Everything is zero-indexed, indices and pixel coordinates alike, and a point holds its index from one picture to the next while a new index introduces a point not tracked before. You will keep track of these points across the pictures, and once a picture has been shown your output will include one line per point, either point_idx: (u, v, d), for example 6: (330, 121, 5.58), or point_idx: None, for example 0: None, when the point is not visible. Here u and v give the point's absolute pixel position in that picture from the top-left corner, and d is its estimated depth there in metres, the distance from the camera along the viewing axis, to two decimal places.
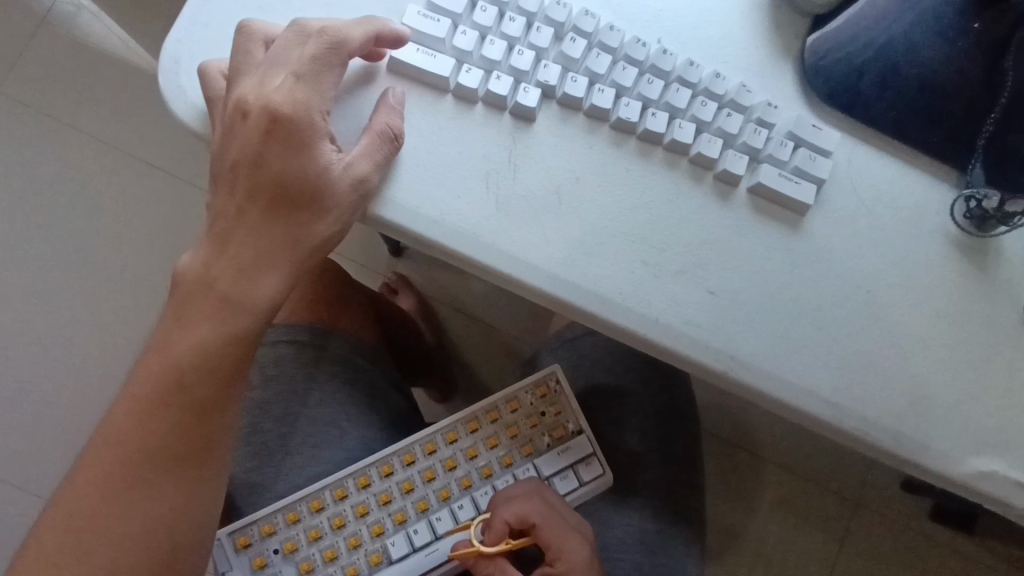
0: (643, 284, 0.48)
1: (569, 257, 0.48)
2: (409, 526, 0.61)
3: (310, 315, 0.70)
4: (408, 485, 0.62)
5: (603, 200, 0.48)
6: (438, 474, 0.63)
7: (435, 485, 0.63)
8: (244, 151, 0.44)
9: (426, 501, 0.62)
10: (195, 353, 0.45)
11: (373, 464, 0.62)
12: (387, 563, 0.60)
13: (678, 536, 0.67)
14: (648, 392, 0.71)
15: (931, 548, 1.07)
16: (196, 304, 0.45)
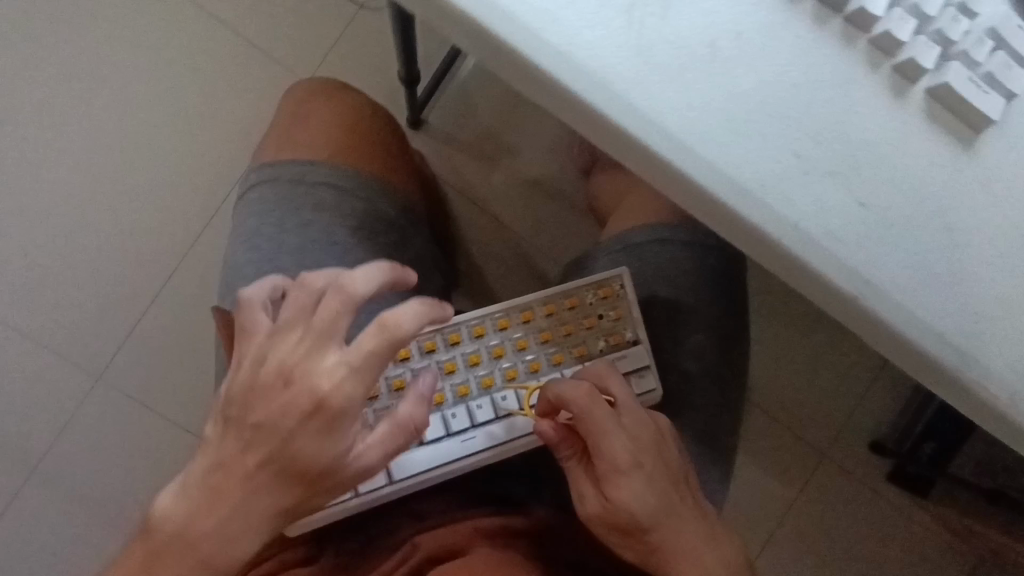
0: (784, 179, 0.40)
1: (711, 130, 0.40)
2: (447, 408, 0.58)
3: (357, 160, 0.61)
4: (450, 366, 0.58)
5: (762, 69, 0.40)
6: (482, 360, 0.59)
7: (478, 371, 0.59)
8: (277, 421, 0.44)
9: (467, 386, 0.58)
10: (221, 521, 0.45)
11: (416, 338, 0.58)
12: (419, 442, 0.57)
13: (711, 458, 0.64)
14: (708, 315, 0.66)
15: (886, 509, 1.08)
16: (224, 498, 0.45)
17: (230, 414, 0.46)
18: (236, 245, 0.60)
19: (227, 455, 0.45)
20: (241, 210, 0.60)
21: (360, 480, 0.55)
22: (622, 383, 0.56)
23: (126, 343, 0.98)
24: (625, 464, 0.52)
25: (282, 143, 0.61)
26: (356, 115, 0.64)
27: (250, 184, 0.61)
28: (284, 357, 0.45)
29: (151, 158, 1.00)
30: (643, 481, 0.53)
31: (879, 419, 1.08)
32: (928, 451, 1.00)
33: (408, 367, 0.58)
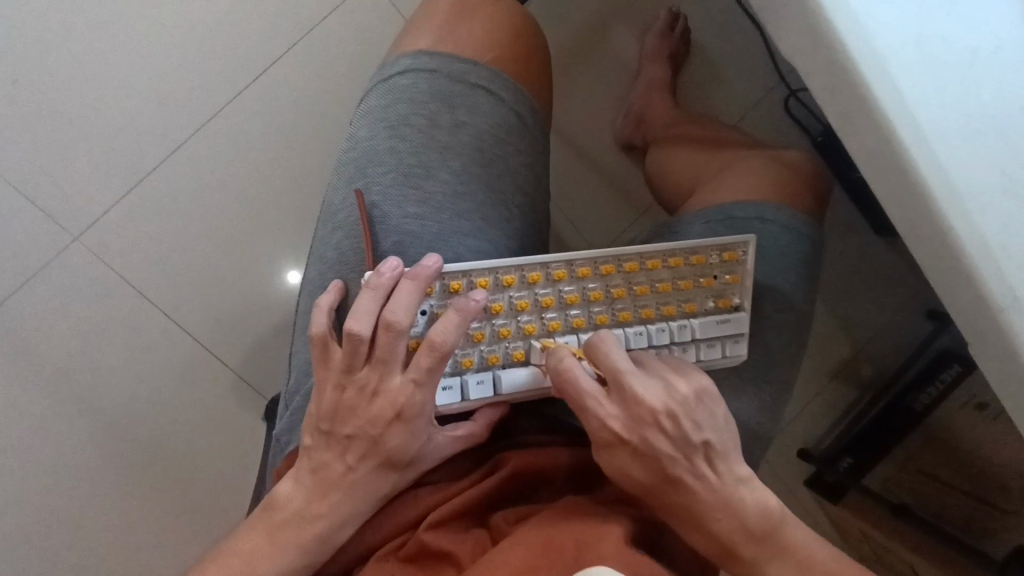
0: (992, 197, 0.44)
1: (949, 128, 0.42)
2: (560, 336, 0.57)
3: (518, 72, 0.59)
4: (573, 297, 0.57)
5: (1008, 86, 0.43)
6: (602, 298, 0.59)
7: (595, 307, 0.59)
8: (366, 431, 0.53)
9: (582, 320, 0.58)
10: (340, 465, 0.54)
11: (549, 264, 0.57)
12: (526, 363, 0.57)
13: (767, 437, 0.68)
14: (791, 300, 0.69)
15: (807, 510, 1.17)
16: (331, 448, 0.54)
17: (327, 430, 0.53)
18: (377, 126, 0.56)
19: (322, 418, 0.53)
20: (388, 92, 0.57)
21: (467, 388, 0.55)
22: (614, 351, 0.52)
23: (175, 219, 0.99)
24: (609, 439, 0.53)
25: (443, 32, 0.58)
26: (522, 26, 0.60)
27: (404, 66, 0.57)
28: (366, 380, 0.52)
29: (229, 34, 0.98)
30: (630, 458, 0.53)
31: (817, 427, 1.18)
32: (847, 463, 1.10)
33: (532, 292, 0.57)
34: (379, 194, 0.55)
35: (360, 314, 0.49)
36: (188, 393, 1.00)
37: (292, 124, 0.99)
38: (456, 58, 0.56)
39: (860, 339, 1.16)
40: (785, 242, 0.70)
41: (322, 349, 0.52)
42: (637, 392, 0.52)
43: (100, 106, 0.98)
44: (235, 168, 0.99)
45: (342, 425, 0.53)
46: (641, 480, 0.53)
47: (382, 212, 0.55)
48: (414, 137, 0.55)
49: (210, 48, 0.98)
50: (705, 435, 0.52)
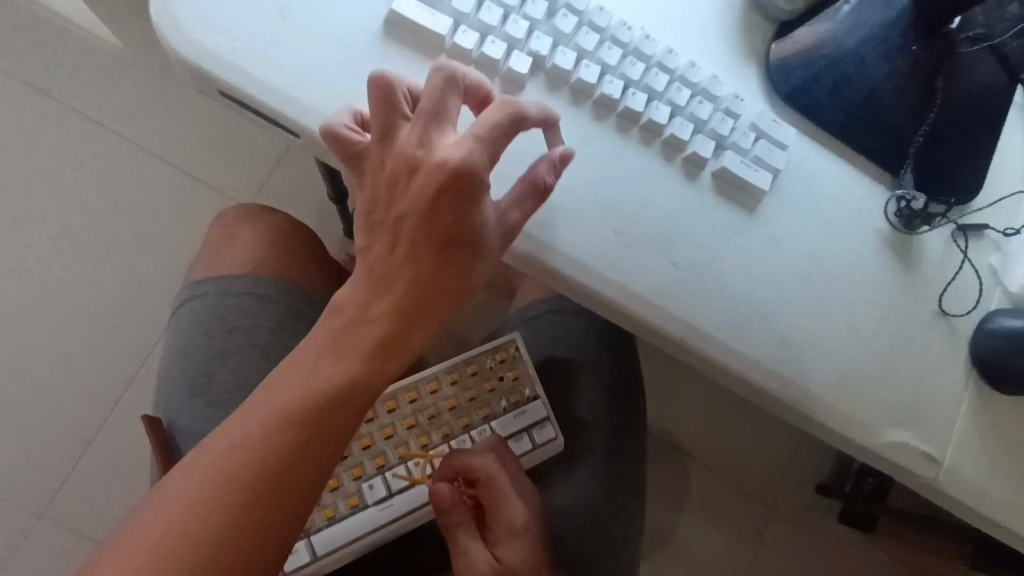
0: (618, 253, 0.52)
1: (545, 218, 0.51)
2: (365, 481, 0.62)
3: (277, 267, 0.69)
4: (367, 441, 0.63)
5: (583, 169, 0.52)
6: (396, 432, 0.64)
7: (392, 443, 0.64)
8: (352, 316, 0.45)
9: (383, 457, 0.63)
10: (365, 296, 0.45)
11: None
12: (340, 518, 0.61)
13: (624, 500, 0.73)
14: (602, 371, 0.74)
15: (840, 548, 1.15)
16: (380, 239, 0.46)
17: (377, 218, 0.46)
18: (169, 354, 0.66)
19: (373, 235, 0.46)
20: (173, 324, 0.67)
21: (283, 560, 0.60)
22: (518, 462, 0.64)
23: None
24: (520, 524, 0.62)
25: (208, 261, 0.70)
26: (276, 228, 0.72)
27: (180, 298, 0.68)
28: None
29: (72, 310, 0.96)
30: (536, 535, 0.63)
31: (817, 463, 1.15)
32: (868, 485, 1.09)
33: None
34: (174, 415, 0.63)
35: (463, 143, 0.44)
36: None
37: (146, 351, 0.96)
38: (216, 278, 0.67)
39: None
40: (578, 325, 0.75)
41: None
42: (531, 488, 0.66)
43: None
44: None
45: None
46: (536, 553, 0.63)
47: (179, 427, 0.63)
48: (194, 355, 0.64)
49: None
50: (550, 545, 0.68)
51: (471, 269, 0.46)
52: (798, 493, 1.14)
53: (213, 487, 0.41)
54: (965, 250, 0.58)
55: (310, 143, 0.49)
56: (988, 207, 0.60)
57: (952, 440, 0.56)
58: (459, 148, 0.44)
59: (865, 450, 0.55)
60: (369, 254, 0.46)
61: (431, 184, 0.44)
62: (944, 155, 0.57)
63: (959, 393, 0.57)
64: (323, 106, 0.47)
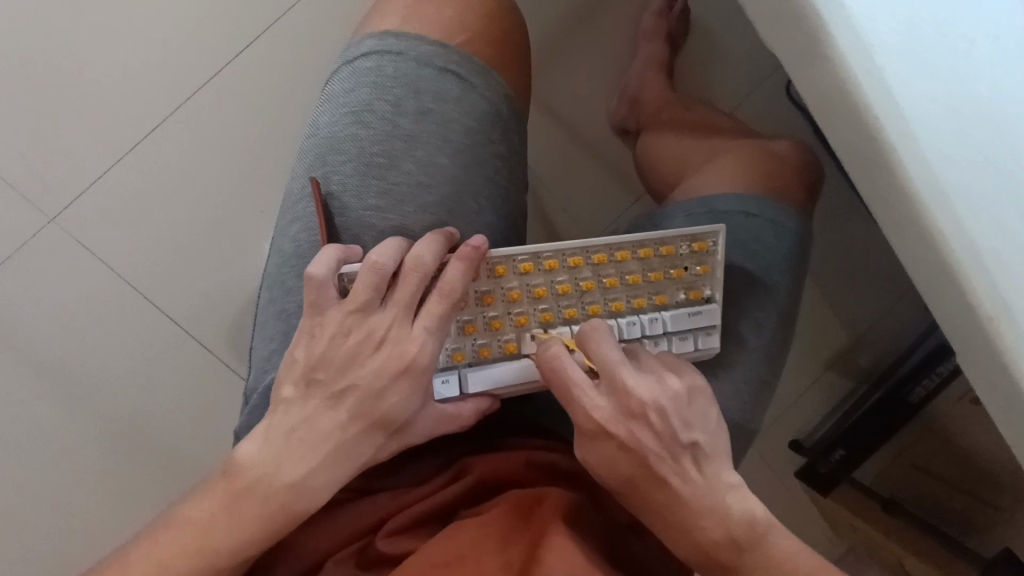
0: (988, 194, 0.40)
1: (938, 121, 0.39)
2: (528, 331, 0.56)
3: (488, 50, 0.55)
4: (541, 291, 0.55)
5: (1000, 77, 0.39)
6: (571, 291, 0.56)
7: (563, 302, 0.56)
8: (385, 319, 0.47)
9: (551, 314, 0.56)
10: (404, 302, 0.47)
11: (512, 257, 0.54)
12: (493, 360, 0.55)
13: (749, 432, 0.68)
14: (778, 298, 0.67)
15: (789, 500, 1.16)
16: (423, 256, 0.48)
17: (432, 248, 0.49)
18: (340, 112, 0.53)
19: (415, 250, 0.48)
20: (351, 75, 0.54)
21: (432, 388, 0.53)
22: (607, 344, 0.50)
23: (151, 196, 0.96)
24: (593, 430, 0.50)
25: (410, 12, 0.55)
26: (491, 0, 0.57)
27: (367, 46, 0.54)
28: (380, 325, 0.47)
29: (261, 54, 0.95)
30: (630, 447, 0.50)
31: (807, 420, 1.16)
32: (839, 456, 1.09)
33: (498, 285, 0.55)
34: (339, 188, 0.52)
35: (458, 269, 0.48)
36: (168, 397, 0.97)
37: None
38: (423, 40, 0.53)
39: (856, 329, 1.13)
40: (766, 238, 0.67)
41: (316, 293, 0.46)
42: (624, 388, 0.50)
43: (76, 78, 0.95)
44: (212, 145, 0.96)
45: (339, 375, 0.47)
46: (632, 457, 0.50)
47: (341, 207, 0.52)
48: (376, 123, 0.52)
49: (184, 19, 0.94)
50: (694, 435, 0.51)
51: (441, 301, 0.47)
52: (780, 439, 1.16)
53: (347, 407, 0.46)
54: None
55: None
56: None
57: None
58: (450, 263, 0.48)
59: None
60: (411, 273, 0.47)
61: (454, 274, 0.48)
62: None
63: None
64: None
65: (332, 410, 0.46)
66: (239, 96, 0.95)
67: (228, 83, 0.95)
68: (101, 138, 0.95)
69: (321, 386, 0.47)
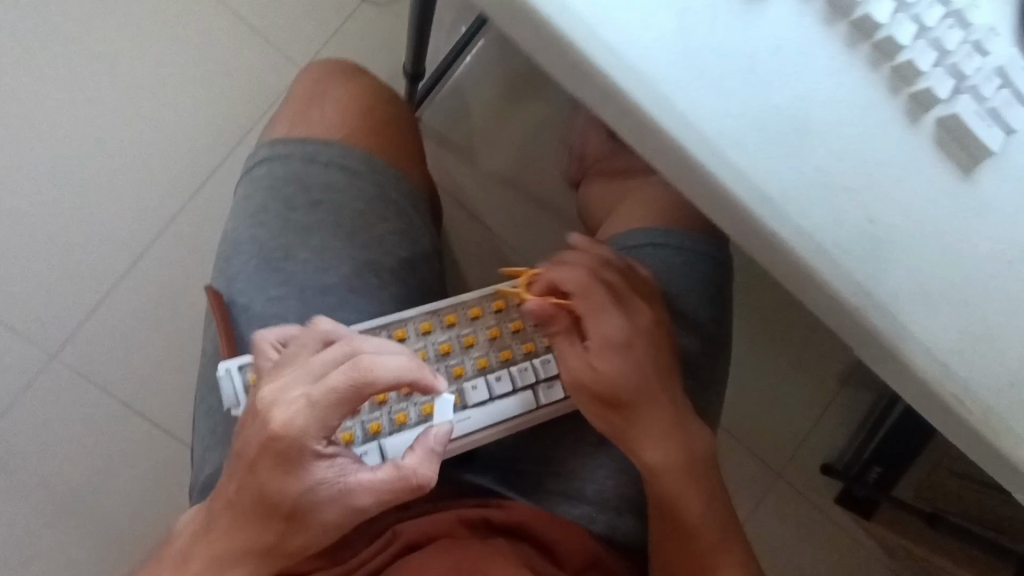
0: (810, 194, 0.43)
1: (744, 135, 0.41)
2: (440, 389, 0.57)
3: (370, 140, 0.60)
4: (447, 346, 0.57)
5: (798, 84, 0.41)
6: (478, 341, 0.58)
7: (473, 353, 0.58)
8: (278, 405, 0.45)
9: (462, 367, 0.57)
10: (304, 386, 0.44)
11: (412, 320, 0.56)
12: (412, 424, 0.57)
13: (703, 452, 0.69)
14: (701, 316, 0.68)
15: (830, 528, 1.15)
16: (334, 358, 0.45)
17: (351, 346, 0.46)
18: (242, 218, 0.58)
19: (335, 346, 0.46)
20: (248, 184, 0.59)
21: None
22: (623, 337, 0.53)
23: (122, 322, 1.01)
24: (623, 337, 0.56)
25: (294, 120, 0.61)
26: (367, 94, 0.63)
27: (260, 157, 0.59)
28: (275, 382, 0.45)
29: (217, 177, 1.05)
30: (636, 351, 0.56)
31: (832, 444, 1.15)
32: (875, 475, 1.07)
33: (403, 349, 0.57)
34: (244, 287, 0.56)
35: (366, 368, 0.44)
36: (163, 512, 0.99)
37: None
38: (306, 142, 0.58)
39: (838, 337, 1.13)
40: (679, 264, 0.69)
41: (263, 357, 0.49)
42: (610, 319, 0.56)
43: (46, 228, 1.01)
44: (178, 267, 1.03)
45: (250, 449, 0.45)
46: (608, 377, 0.55)
47: (247, 305, 0.56)
48: (274, 222, 0.57)
49: (151, 164, 1.04)
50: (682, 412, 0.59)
51: (322, 399, 0.44)
52: (807, 468, 1.14)
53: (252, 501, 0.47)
54: None
55: None
56: None
57: None
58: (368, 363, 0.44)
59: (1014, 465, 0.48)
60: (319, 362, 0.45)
61: (346, 376, 0.44)
62: None
63: None
64: None
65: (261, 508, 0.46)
66: (201, 217, 1.04)
67: (190, 207, 1.04)
68: (73, 275, 1.01)
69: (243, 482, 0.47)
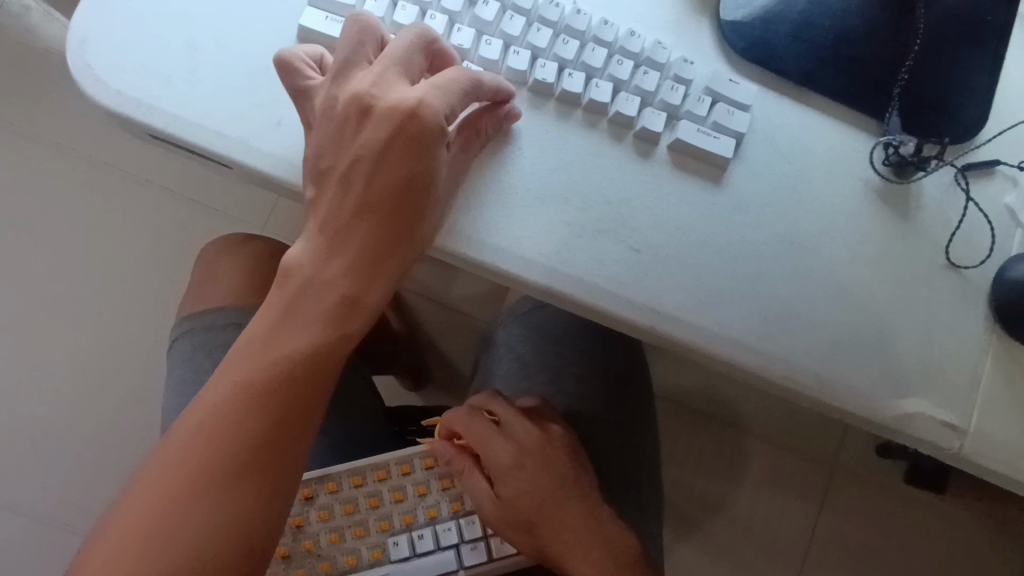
0: (573, 245, 0.48)
1: (490, 217, 0.48)
2: (367, 541, 0.60)
3: (259, 293, 0.72)
4: (375, 500, 0.61)
5: (525, 163, 0.49)
6: (407, 496, 0.61)
7: (400, 508, 0.61)
8: (337, 181, 0.44)
9: (389, 521, 0.61)
10: (323, 246, 0.44)
11: (344, 472, 0.61)
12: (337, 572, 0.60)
13: (645, 479, 0.71)
14: (598, 356, 0.74)
15: (904, 510, 1.07)
16: (358, 177, 0.44)
17: (326, 167, 0.44)
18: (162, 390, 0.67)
19: (323, 187, 0.45)
20: (171, 360, 0.69)
21: None
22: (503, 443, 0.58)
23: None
24: (509, 463, 0.57)
25: (197, 296, 0.72)
26: (257, 256, 0.76)
27: (174, 335, 0.70)
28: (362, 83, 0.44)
29: None
30: (531, 472, 0.57)
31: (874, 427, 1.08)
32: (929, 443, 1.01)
33: (336, 498, 0.61)
34: None
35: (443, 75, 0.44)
36: None
37: (140, 401, 0.92)
38: (204, 312, 0.69)
39: None
40: (566, 318, 0.75)
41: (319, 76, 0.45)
42: (496, 448, 0.58)
43: None
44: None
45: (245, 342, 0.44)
46: (504, 502, 0.57)
47: None
48: (186, 386, 0.66)
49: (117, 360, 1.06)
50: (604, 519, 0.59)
51: (427, 215, 0.45)
52: (861, 453, 1.07)
53: (235, 402, 0.42)
54: (969, 191, 0.52)
55: (242, 172, 0.48)
56: (994, 139, 0.53)
57: (977, 406, 0.49)
58: (412, 93, 0.43)
59: (869, 421, 0.49)
60: (328, 197, 0.45)
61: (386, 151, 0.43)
62: (935, 94, 0.51)
63: (980, 351, 0.50)
64: (251, 135, 0.47)
65: (233, 407, 0.42)
66: None
67: None
68: None
69: (229, 376, 0.43)
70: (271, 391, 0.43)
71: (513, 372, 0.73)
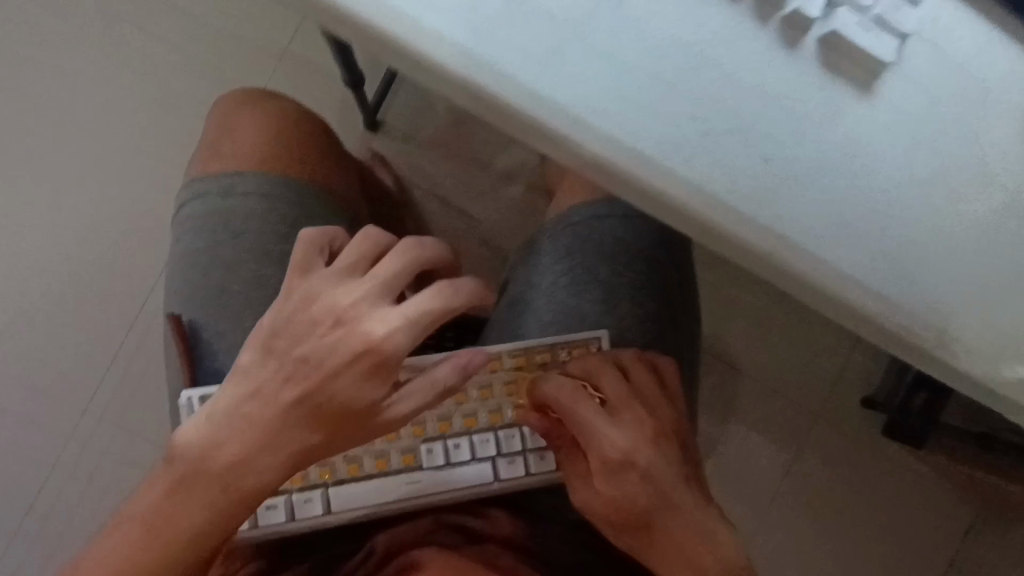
0: (693, 143, 0.41)
1: (602, 95, 0.40)
2: (398, 446, 0.56)
3: (284, 161, 0.63)
4: None
5: (649, 34, 0.40)
6: (443, 402, 0.57)
7: (436, 414, 0.57)
8: (352, 341, 0.43)
9: (422, 427, 0.57)
10: (340, 362, 0.44)
11: None
12: (364, 476, 0.56)
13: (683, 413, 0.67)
14: (653, 278, 0.68)
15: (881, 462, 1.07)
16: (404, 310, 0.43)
17: (351, 313, 0.44)
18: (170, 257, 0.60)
19: (353, 327, 0.44)
20: (178, 228, 0.61)
21: (292, 508, 0.54)
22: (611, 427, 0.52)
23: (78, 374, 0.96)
24: (618, 458, 0.51)
25: (210, 154, 0.63)
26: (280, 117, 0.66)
27: (181, 197, 0.62)
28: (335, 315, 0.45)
29: None
30: (640, 467, 0.52)
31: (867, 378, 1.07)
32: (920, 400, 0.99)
33: None
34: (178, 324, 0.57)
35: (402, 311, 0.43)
36: None
37: None
38: (220, 175, 0.61)
39: None
40: (622, 231, 0.68)
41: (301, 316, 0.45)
42: (605, 436, 0.52)
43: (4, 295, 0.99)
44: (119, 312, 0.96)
45: (295, 343, 0.45)
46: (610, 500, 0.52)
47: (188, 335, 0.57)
48: (200, 255, 0.59)
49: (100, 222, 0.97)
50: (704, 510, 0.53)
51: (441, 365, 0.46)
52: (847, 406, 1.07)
53: (241, 434, 0.45)
54: None
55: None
56: None
57: None
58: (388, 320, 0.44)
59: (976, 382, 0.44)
60: (351, 341, 0.44)
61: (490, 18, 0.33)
62: None
63: None
64: None
65: (208, 471, 0.45)
66: None
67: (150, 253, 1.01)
68: None
69: (262, 376, 0.45)
70: (277, 452, 0.45)
71: (559, 284, 0.67)
